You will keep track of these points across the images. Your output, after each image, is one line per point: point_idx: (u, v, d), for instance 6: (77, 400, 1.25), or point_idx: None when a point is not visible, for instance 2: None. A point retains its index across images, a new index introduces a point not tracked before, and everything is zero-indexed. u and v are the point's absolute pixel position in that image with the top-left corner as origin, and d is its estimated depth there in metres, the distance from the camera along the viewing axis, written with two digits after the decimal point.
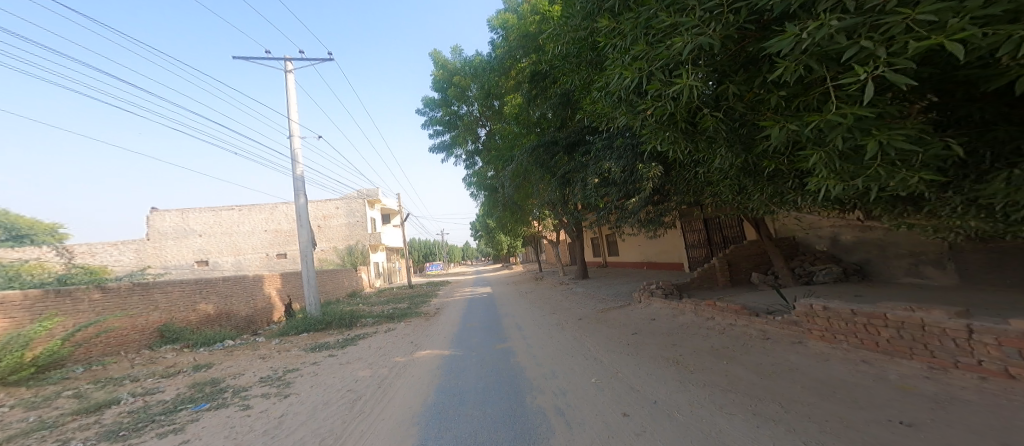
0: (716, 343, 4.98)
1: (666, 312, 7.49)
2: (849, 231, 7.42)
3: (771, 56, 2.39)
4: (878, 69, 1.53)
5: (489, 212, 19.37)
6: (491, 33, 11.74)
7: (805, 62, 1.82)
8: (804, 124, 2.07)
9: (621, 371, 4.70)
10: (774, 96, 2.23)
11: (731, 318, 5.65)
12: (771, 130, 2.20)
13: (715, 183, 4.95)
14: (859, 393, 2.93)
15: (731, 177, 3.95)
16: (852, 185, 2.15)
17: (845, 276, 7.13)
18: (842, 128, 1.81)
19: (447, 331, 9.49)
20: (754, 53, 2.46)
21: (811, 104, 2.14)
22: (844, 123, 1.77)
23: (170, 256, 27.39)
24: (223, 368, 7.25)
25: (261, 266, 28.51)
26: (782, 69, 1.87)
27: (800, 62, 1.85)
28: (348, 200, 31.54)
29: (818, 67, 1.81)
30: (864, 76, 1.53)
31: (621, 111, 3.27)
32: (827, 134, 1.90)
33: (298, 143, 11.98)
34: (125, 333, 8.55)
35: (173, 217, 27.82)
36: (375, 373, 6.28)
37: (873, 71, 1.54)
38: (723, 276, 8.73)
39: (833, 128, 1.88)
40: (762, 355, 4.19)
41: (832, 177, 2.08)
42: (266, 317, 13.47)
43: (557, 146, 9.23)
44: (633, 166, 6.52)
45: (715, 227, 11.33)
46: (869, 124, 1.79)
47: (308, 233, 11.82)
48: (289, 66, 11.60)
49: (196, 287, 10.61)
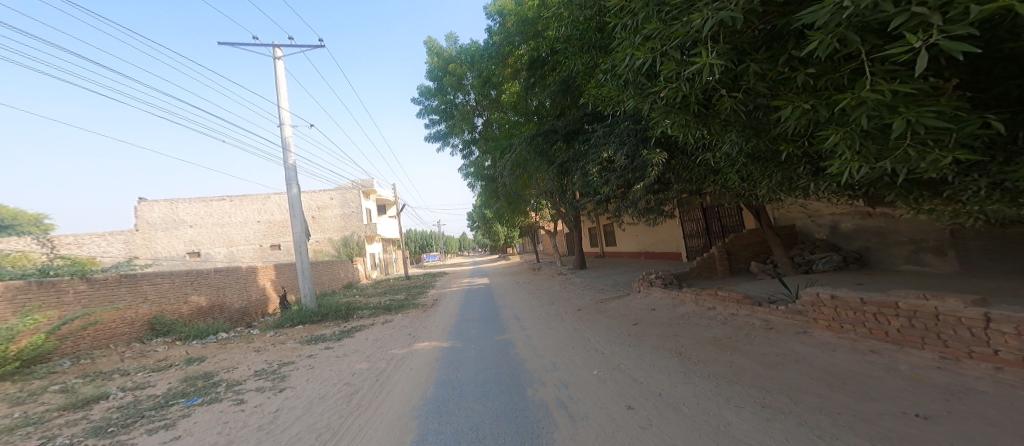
0: (718, 333, 4.92)
1: (665, 302, 7.44)
2: (850, 219, 7.39)
3: (799, 31, 2.21)
4: (930, 37, 1.38)
5: (486, 202, 19.21)
6: (487, 19, 11.44)
7: (841, 35, 1.67)
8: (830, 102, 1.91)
9: (624, 362, 4.62)
10: (800, 74, 2.07)
11: (732, 307, 5.59)
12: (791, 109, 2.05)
13: (722, 170, 4.83)
14: (870, 384, 2.86)
15: (741, 164, 3.83)
16: (877, 168, 2.00)
17: (844, 264, 7.13)
18: (869, 106, 1.68)
19: (446, 322, 9.42)
20: (780, 30, 2.29)
21: (842, 81, 1.99)
22: (876, 101, 1.63)
23: (160, 248, 26.91)
24: (216, 361, 7.11)
25: (255, 257, 28.17)
26: (814, 43, 1.72)
27: (836, 36, 1.70)
28: (342, 191, 31.09)
29: (855, 40, 1.66)
30: (914, 47, 1.38)
31: (629, 94, 3.11)
32: (852, 113, 1.76)
33: (289, 132, 11.67)
34: (115, 326, 8.33)
35: (162, 208, 27.25)
36: (373, 366, 6.17)
37: (926, 40, 1.39)
38: (722, 265, 8.71)
39: (858, 107, 1.75)
40: (766, 344, 4.13)
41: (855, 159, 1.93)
42: (260, 309, 13.30)
43: (556, 135, 9.04)
44: (637, 154, 6.41)
45: (714, 216, 11.28)
46: (898, 102, 1.66)
47: (302, 223, 11.59)
48: (279, 52, 11.22)
49: (187, 279, 10.38)
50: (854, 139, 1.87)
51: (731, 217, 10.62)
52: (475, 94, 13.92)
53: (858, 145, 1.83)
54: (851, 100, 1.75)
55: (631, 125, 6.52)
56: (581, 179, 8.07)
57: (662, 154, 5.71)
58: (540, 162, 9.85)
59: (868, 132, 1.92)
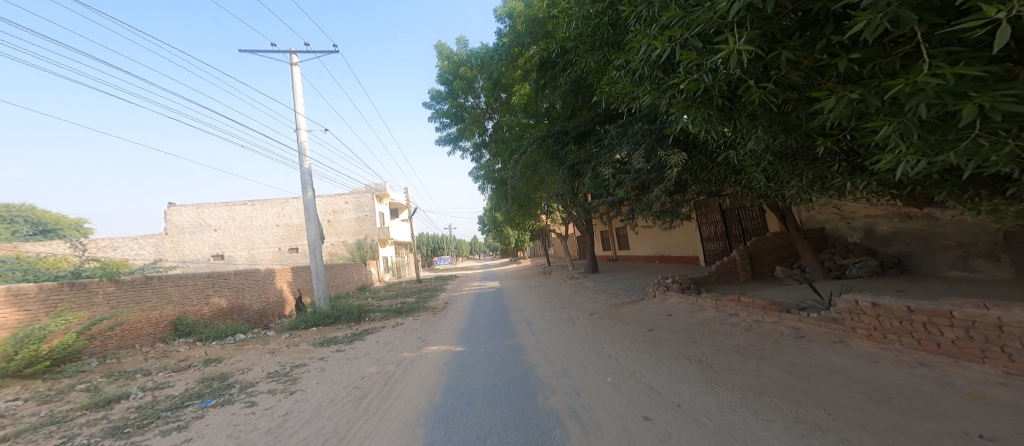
0: (742, 341, 4.63)
1: (683, 307, 7.13)
2: (886, 221, 6.92)
3: (839, 13, 1.94)
4: (1011, 8, 1.15)
5: (497, 205, 19.12)
6: (497, 22, 11.40)
7: (894, 13, 1.43)
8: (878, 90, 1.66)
9: (639, 370, 4.40)
10: (842, 60, 1.80)
11: (758, 314, 5.27)
12: (831, 99, 1.80)
13: (747, 170, 4.52)
14: (923, 402, 2.56)
15: (767, 162, 3.55)
16: (935, 162, 1.74)
17: (881, 270, 6.67)
18: (927, 94, 1.45)
19: (456, 325, 9.33)
20: (816, 14, 2.04)
21: (892, 67, 1.73)
22: (939, 86, 1.39)
23: (187, 250, 27.95)
24: (232, 362, 7.21)
25: (274, 260, 28.93)
26: (861, 25, 1.48)
27: (888, 14, 1.46)
28: (357, 195, 31.61)
29: (912, 19, 1.42)
30: (989, 21, 1.16)
31: (644, 90, 2.89)
32: (908, 101, 1.52)
33: (305, 137, 11.88)
34: (140, 326, 8.57)
35: (188, 213, 28.30)
36: (383, 370, 6.12)
37: (1005, 12, 1.16)
38: (744, 270, 8.30)
39: (915, 95, 1.51)
40: (797, 355, 3.82)
41: (911, 154, 1.68)
42: (277, 311, 13.54)
43: (566, 136, 8.84)
44: (654, 153, 6.13)
45: (733, 219, 10.83)
46: (965, 87, 1.42)
47: (317, 227, 11.75)
48: (295, 58, 11.45)
49: (208, 281, 10.64)
50: (910, 131, 1.62)
51: (752, 220, 10.17)
52: (486, 96, 13.89)
53: (915, 138, 1.59)
54: (906, 86, 1.52)
55: (647, 125, 6.25)
56: (595, 181, 7.86)
57: (681, 154, 5.41)
58: (550, 163, 9.68)
59: (925, 122, 1.67)
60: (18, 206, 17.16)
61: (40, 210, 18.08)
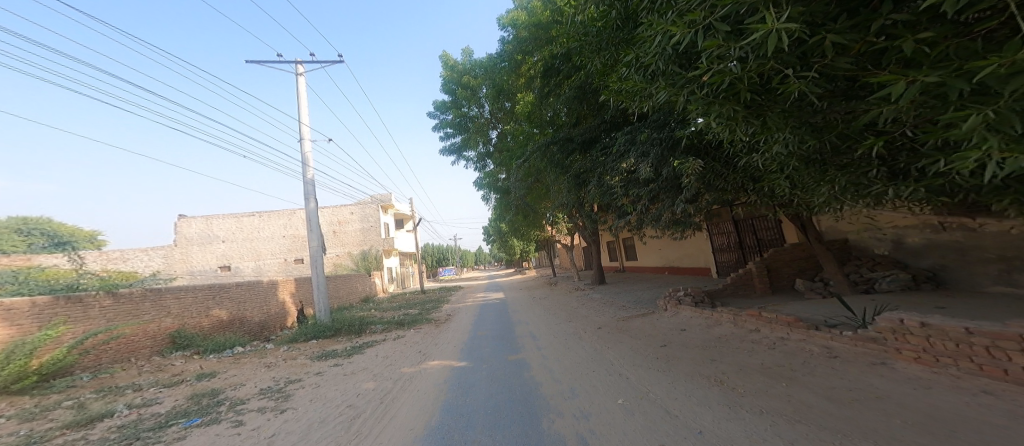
0: (767, 360, 4.24)
1: (698, 322, 6.71)
2: (918, 232, 6.49)
3: None
4: None
5: (502, 215, 18.87)
6: (501, 32, 11.37)
7: None
8: (960, 75, 1.33)
9: (652, 391, 4.04)
10: (908, 41, 1.39)
11: (782, 330, 4.88)
12: (896, 88, 1.46)
13: (771, 176, 4.15)
14: (996, 439, 2.17)
15: (793, 163, 3.23)
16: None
17: (913, 284, 6.24)
18: None
19: (458, 339, 8.95)
20: None
21: (970, 48, 1.39)
22: None
23: (195, 261, 28.12)
24: (226, 377, 6.95)
25: (280, 271, 29.00)
26: None
27: None
28: (363, 206, 31.72)
29: None
30: None
31: (658, 86, 2.59)
32: (1005, 85, 1.21)
33: (309, 147, 11.86)
34: (136, 339, 8.39)
35: (197, 224, 28.61)
36: (379, 386, 5.80)
37: None
38: (761, 283, 7.87)
39: (1013, 78, 1.20)
40: (832, 377, 3.43)
41: (1006, 149, 1.36)
42: (279, 323, 13.35)
43: (571, 144, 8.58)
44: (665, 162, 5.75)
45: (747, 229, 10.39)
46: None
47: (318, 237, 11.59)
48: (301, 68, 11.52)
49: (209, 293, 10.49)
50: (1006, 121, 1.30)
51: (767, 230, 9.73)
52: (491, 106, 13.84)
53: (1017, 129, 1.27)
54: (998, 68, 1.21)
55: (656, 133, 5.87)
56: (602, 189, 7.54)
57: (696, 162, 5.00)
58: (554, 171, 9.42)
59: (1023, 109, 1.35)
60: (37, 220, 17.45)
61: (55, 223, 18.40)
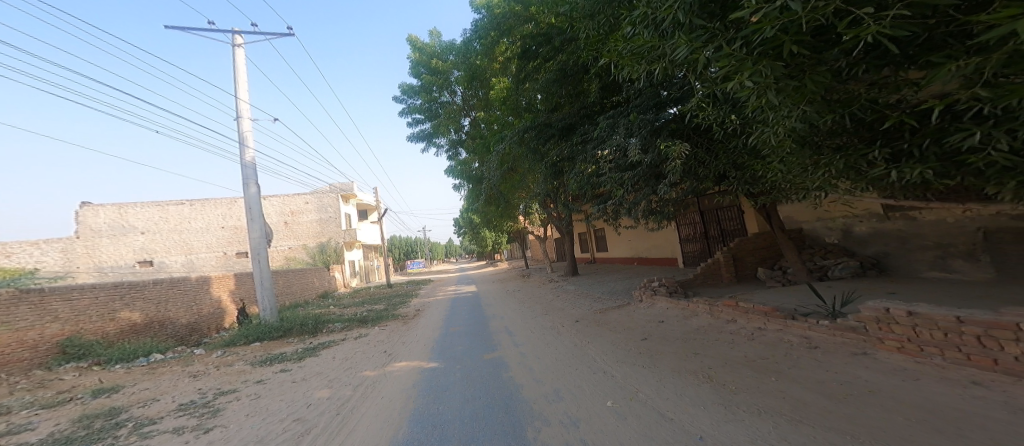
0: (750, 353, 4.13)
1: (674, 313, 6.76)
2: (865, 222, 6.90)
3: None
4: None
5: (472, 206, 18.29)
6: (473, 14, 10.85)
7: None
8: None
9: (642, 390, 3.85)
10: None
11: (758, 321, 4.86)
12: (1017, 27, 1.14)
13: (763, 163, 4.09)
14: (1005, 435, 2.04)
15: (794, 147, 3.11)
16: None
17: (862, 271, 6.63)
18: None
19: (427, 336, 8.38)
20: None
21: None
22: None
23: (105, 256, 24.32)
24: (134, 392, 5.84)
25: (217, 265, 26.13)
26: None
27: None
28: (318, 195, 29.38)
29: None
30: None
31: (679, 40, 2.26)
32: None
33: (249, 126, 10.43)
34: (9, 351, 6.84)
35: (109, 213, 24.86)
36: (335, 394, 5.09)
37: None
38: (729, 272, 8.18)
39: None
40: (817, 368, 3.33)
41: None
42: (215, 324, 11.81)
43: (549, 129, 8.25)
44: (650, 147, 5.66)
45: (712, 220, 10.74)
46: None
47: (263, 227, 10.28)
48: (240, 38, 10.04)
49: (115, 293, 8.93)
50: None
51: (730, 221, 10.11)
52: (463, 92, 13.30)
53: None
54: None
55: (642, 116, 5.79)
56: (581, 177, 7.31)
57: (683, 146, 4.92)
58: (530, 159, 9.07)
59: None
60: None
61: None
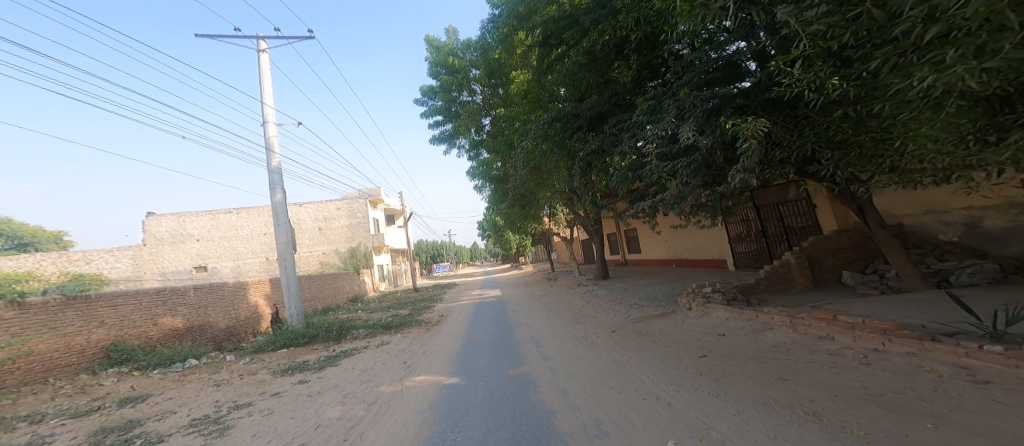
0: (870, 382, 3.03)
1: (739, 325, 5.65)
2: (999, 215, 5.55)
3: None
4: None
5: (497, 208, 17.71)
6: (491, 7, 10.34)
7: None
8: None
9: (715, 427, 2.90)
10: None
11: (875, 342, 3.69)
12: None
13: (885, 137, 3.09)
14: None
15: (965, 101, 2.13)
16: None
17: (1003, 277, 5.15)
18: None
19: (450, 345, 7.76)
20: None
21: None
22: None
23: (167, 262, 26.34)
24: (157, 402, 5.66)
25: (262, 270, 27.52)
26: None
27: None
28: (350, 201, 30.17)
29: None
30: None
31: None
32: None
33: (274, 132, 10.49)
34: (56, 356, 7.02)
35: (169, 222, 26.93)
36: (347, 414, 4.50)
37: None
38: (802, 276, 6.85)
39: None
40: (1007, 414, 2.21)
41: None
42: (250, 328, 12.00)
43: (578, 120, 7.39)
44: (709, 129, 4.70)
45: (772, 216, 9.32)
46: None
47: (287, 232, 10.25)
48: (265, 44, 10.09)
49: (157, 299, 9.13)
50: None
51: (797, 217, 8.69)
52: (483, 90, 12.84)
53: None
54: None
55: (697, 92, 4.84)
56: (618, 172, 6.40)
57: (758, 122, 3.93)
58: (556, 155, 8.22)
59: None
60: None
61: None
